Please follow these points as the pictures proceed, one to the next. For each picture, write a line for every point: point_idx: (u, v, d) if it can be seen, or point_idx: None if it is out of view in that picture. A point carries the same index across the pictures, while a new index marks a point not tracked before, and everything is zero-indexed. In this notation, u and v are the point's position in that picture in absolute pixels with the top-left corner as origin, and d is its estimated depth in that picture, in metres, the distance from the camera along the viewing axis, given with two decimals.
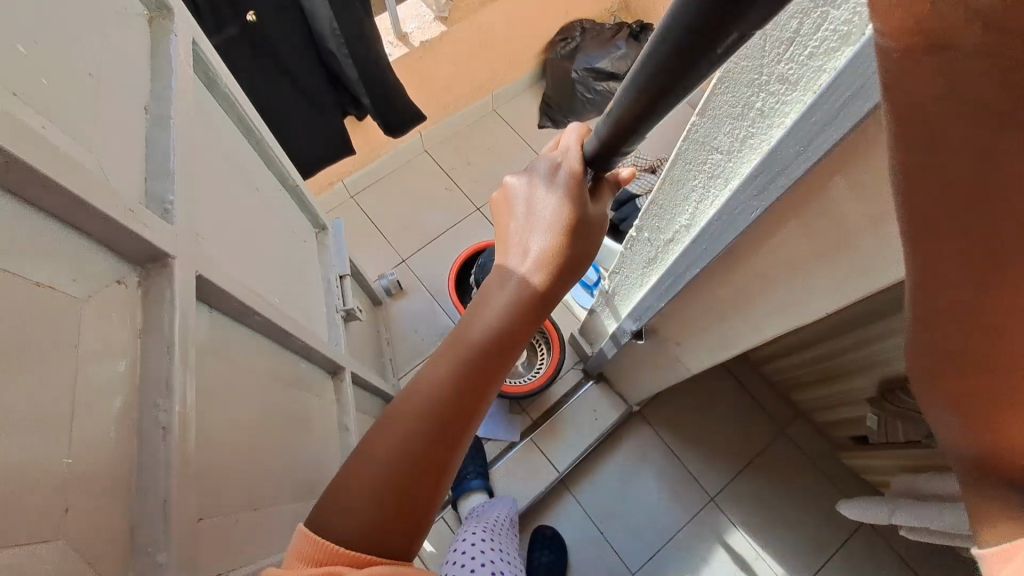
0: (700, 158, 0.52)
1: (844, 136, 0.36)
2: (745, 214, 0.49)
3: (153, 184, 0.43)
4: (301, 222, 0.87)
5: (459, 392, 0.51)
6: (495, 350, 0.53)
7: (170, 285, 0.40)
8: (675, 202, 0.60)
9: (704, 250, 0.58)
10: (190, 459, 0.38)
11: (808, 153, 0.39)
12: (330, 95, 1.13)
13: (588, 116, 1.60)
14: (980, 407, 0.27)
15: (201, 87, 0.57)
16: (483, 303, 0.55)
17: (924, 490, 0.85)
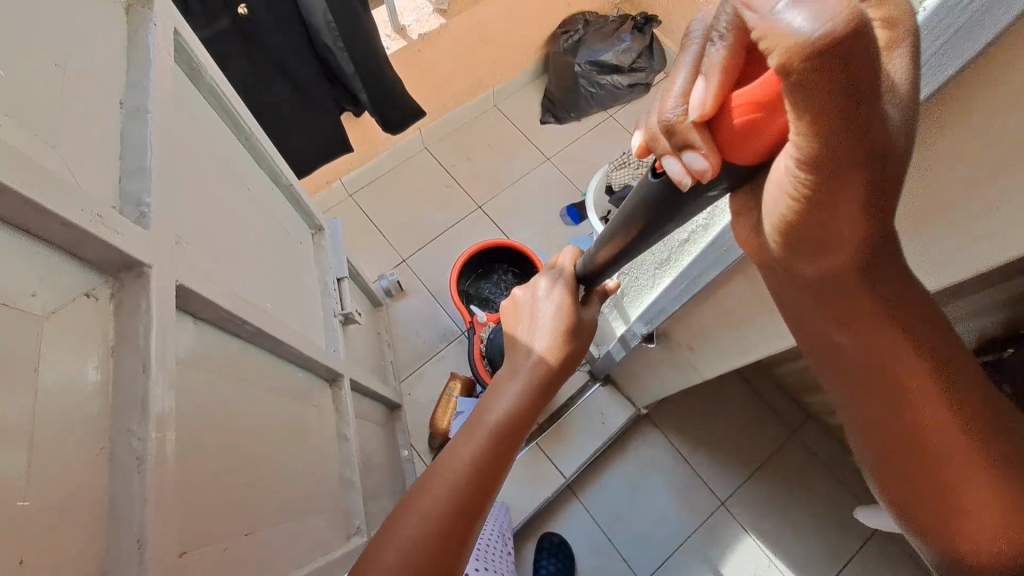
0: None
1: None
2: None
3: (129, 184, 0.40)
4: (296, 222, 0.83)
5: (485, 467, 0.53)
6: (514, 430, 0.56)
7: (145, 297, 0.36)
8: None
9: (722, 253, 0.54)
10: (169, 491, 0.34)
11: None
12: (326, 90, 1.10)
13: (591, 110, 1.60)
14: (930, 498, 0.38)
15: (184, 81, 0.53)
16: (499, 388, 0.58)
17: None
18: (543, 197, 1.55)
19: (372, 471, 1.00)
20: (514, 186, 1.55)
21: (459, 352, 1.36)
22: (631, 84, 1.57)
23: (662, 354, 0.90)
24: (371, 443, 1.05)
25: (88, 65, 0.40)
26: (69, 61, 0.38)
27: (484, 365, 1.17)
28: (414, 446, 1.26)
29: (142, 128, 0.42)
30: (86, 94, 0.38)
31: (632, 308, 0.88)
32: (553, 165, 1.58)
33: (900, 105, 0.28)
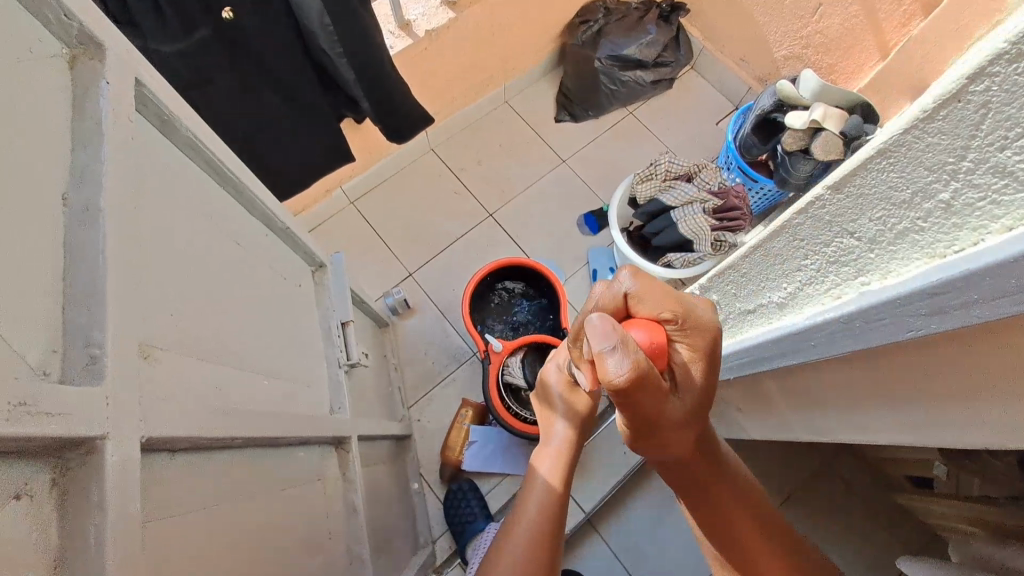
0: (821, 237, 0.39)
1: None
2: (885, 330, 0.36)
3: (76, 314, 0.30)
4: (294, 264, 0.73)
5: (545, 542, 0.65)
6: (557, 507, 0.68)
7: (100, 483, 0.27)
8: (771, 274, 0.48)
9: (808, 347, 0.45)
10: None
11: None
12: (324, 98, 0.98)
13: (611, 109, 1.48)
14: None
15: (151, 139, 0.43)
16: (536, 469, 0.73)
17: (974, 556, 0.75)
18: (558, 203, 1.44)
19: (382, 520, 0.93)
20: (527, 191, 1.45)
21: (470, 375, 1.28)
22: (654, 80, 1.46)
23: None
24: (381, 486, 0.98)
25: (14, 156, 0.30)
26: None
27: (501, 398, 1.09)
28: (424, 476, 1.20)
29: (91, 231, 0.32)
30: (11, 199, 0.29)
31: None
32: (569, 168, 1.47)
33: (690, 392, 0.48)
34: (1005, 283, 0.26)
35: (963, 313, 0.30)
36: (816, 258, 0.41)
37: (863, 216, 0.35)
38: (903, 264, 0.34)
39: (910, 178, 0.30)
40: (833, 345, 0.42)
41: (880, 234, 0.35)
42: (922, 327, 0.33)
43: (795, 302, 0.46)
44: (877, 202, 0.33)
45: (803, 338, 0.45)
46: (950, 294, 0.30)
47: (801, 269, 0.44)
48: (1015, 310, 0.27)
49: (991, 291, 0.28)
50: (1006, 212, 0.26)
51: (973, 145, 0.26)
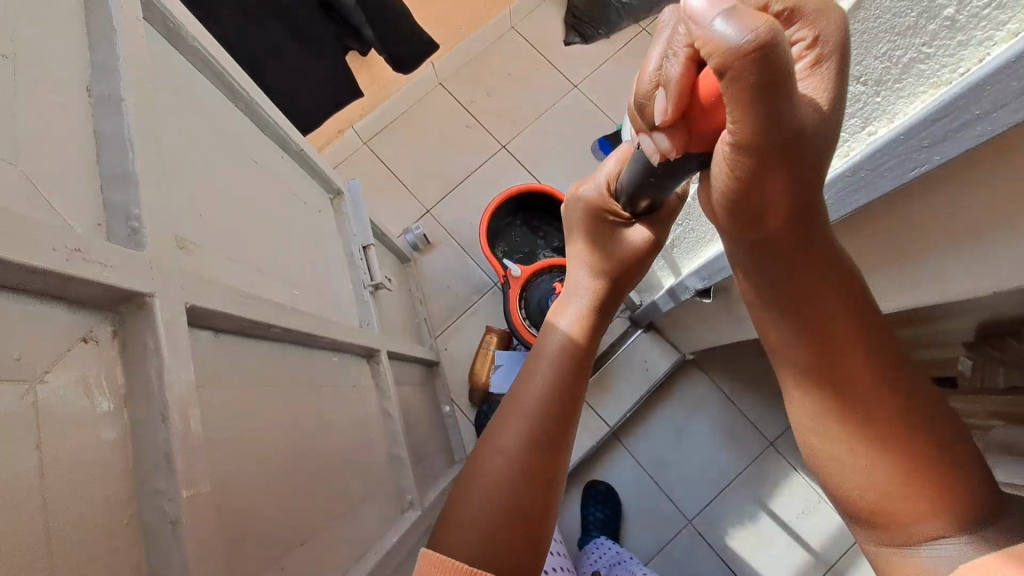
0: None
1: (1018, 121, 0.27)
2: (898, 172, 0.35)
3: (113, 196, 0.33)
4: (311, 189, 0.76)
5: (566, 386, 0.51)
6: (583, 352, 0.53)
7: (151, 332, 0.31)
8: (839, 111, 0.39)
9: (928, 149, 0.32)
10: (210, 523, 0.32)
11: (908, 132, 0.33)
12: (327, 27, 0.96)
13: (623, 26, 1.42)
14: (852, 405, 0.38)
15: (160, 42, 0.45)
16: (568, 296, 0.57)
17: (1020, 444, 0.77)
18: (570, 130, 1.42)
19: (417, 437, 0.99)
20: (539, 121, 1.42)
21: (493, 304, 1.31)
22: None
23: (718, 308, 0.83)
24: (415, 407, 1.04)
25: (26, 49, 0.31)
26: (12, 58, 0.29)
27: (521, 319, 1.10)
28: (456, 402, 1.26)
29: (115, 120, 0.34)
30: (25, 83, 0.30)
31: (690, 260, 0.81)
32: (581, 93, 1.43)
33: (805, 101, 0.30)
34: (1009, 84, 0.26)
35: (890, 168, 0.36)
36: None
37: (877, 46, 0.33)
38: (908, 101, 0.33)
39: None
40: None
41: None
42: (927, 162, 0.33)
43: (929, 78, 0.31)
44: None
45: (869, 168, 0.37)
46: (952, 116, 0.30)
47: (971, 40, 0.28)
48: (969, 143, 0.30)
49: (992, 100, 0.28)
50: (1013, 12, 0.26)
51: None
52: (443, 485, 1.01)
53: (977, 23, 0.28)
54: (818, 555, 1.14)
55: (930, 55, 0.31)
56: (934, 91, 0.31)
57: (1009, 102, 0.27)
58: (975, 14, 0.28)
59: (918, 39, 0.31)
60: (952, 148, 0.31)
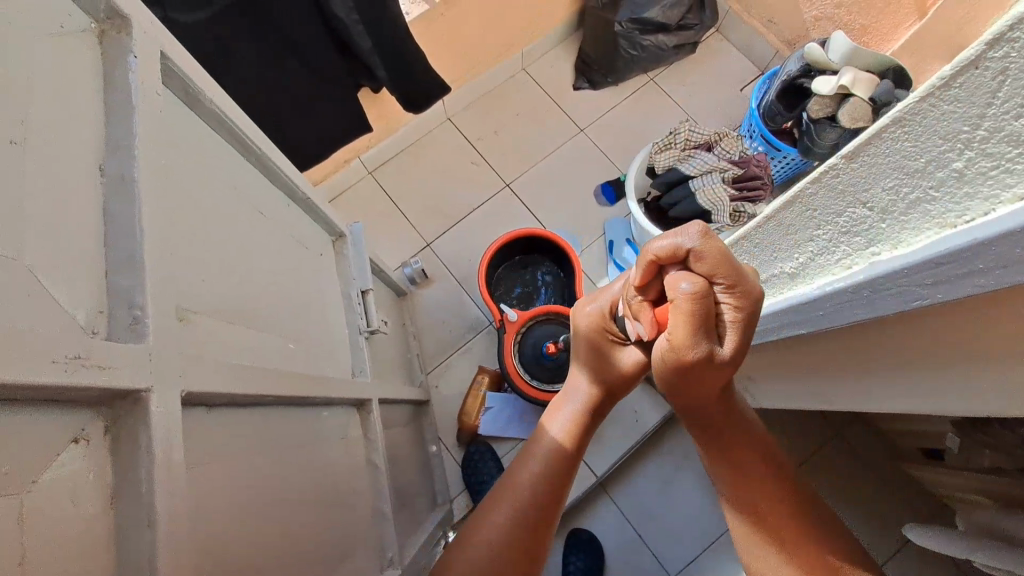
0: (1003, 162, 0.27)
1: (1011, 281, 0.28)
2: (900, 298, 0.36)
3: (119, 281, 0.33)
4: (314, 233, 0.75)
5: (553, 480, 0.55)
6: (572, 456, 0.57)
7: (146, 430, 0.30)
8: (841, 231, 0.40)
9: (927, 286, 0.33)
10: None
11: (903, 269, 0.34)
12: (342, 67, 0.97)
13: (630, 75, 1.45)
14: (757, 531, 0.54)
15: (176, 107, 0.45)
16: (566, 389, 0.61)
17: (1004, 530, 0.79)
18: (574, 173, 1.43)
19: (401, 480, 0.97)
20: (544, 161, 1.44)
21: (486, 343, 1.30)
22: (676, 45, 1.42)
23: None
24: (402, 448, 1.03)
25: (42, 137, 0.30)
26: (22, 145, 0.29)
27: (515, 364, 1.09)
28: (443, 440, 1.25)
29: (126, 203, 0.34)
30: (39, 173, 0.30)
31: None
32: (586, 138, 1.46)
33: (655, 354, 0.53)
34: (1015, 250, 0.27)
35: (894, 296, 0.36)
36: (796, 251, 0.46)
37: (883, 182, 0.34)
38: (915, 234, 0.34)
39: (974, 114, 0.27)
40: (789, 326, 0.51)
41: (825, 243, 0.42)
42: (929, 295, 0.34)
43: (931, 220, 0.32)
44: (830, 215, 0.40)
45: (867, 289, 0.38)
46: (955, 262, 0.30)
47: (971, 198, 0.29)
48: (966, 289, 0.31)
49: (995, 259, 0.28)
50: (1018, 181, 0.26)
51: (926, 149, 0.31)
52: (424, 531, 0.99)
53: (976, 183, 0.29)
54: None
55: (929, 204, 0.32)
56: (932, 235, 0.32)
57: (1004, 263, 0.28)
58: (974, 174, 0.29)
59: (920, 184, 0.32)
60: (954, 290, 0.32)
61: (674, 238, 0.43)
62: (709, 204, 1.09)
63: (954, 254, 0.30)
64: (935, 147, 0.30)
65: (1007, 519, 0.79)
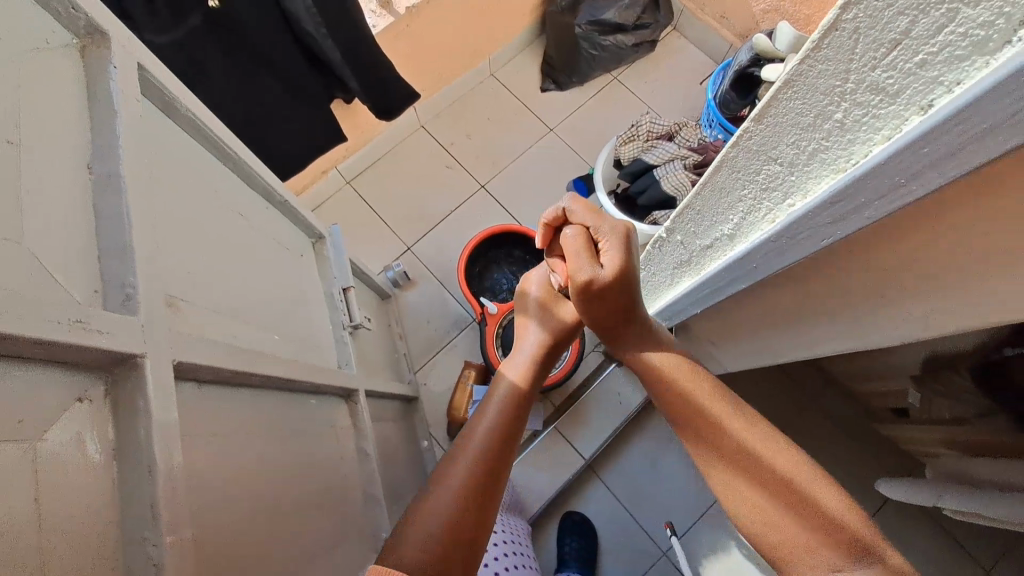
0: (870, 108, 0.32)
1: (893, 207, 0.33)
2: (814, 239, 0.41)
3: (110, 264, 0.36)
4: (294, 235, 0.79)
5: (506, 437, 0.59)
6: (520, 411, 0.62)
7: (142, 391, 0.34)
8: (762, 187, 0.45)
9: (833, 224, 0.38)
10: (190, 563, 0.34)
11: (812, 212, 0.39)
12: (313, 79, 1.01)
13: (594, 75, 1.51)
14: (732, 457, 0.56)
15: (154, 113, 0.48)
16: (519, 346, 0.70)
17: (978, 477, 0.83)
18: (546, 171, 1.48)
19: (393, 472, 1.00)
20: (517, 162, 1.49)
21: (471, 339, 1.34)
22: (635, 44, 1.49)
23: (683, 344, 0.88)
24: (393, 443, 1.06)
25: (36, 140, 0.34)
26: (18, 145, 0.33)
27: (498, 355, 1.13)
28: (434, 436, 1.28)
29: (114, 195, 0.38)
30: (36, 169, 0.33)
31: (650, 300, 0.85)
32: (556, 137, 1.51)
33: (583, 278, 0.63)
34: (889, 181, 0.32)
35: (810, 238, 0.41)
36: (730, 213, 0.51)
37: (785, 139, 0.39)
38: (816, 182, 0.38)
39: (841, 70, 0.32)
40: (734, 282, 0.55)
41: (752, 201, 0.47)
42: (835, 233, 0.39)
43: (826, 167, 0.37)
44: (750, 174, 0.45)
45: (789, 235, 0.43)
46: (847, 200, 0.35)
47: (853, 142, 0.34)
48: (862, 221, 0.36)
49: (876, 191, 0.33)
50: (884, 124, 0.32)
51: (814, 105, 0.35)
52: None
53: (854, 130, 0.34)
54: None
55: (823, 153, 0.37)
56: (829, 180, 0.37)
57: (886, 193, 0.33)
58: (852, 121, 0.33)
59: (813, 137, 0.37)
60: (853, 224, 0.37)
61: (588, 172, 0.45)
62: (673, 190, 1.14)
63: (847, 193, 0.35)
64: (819, 103, 0.35)
65: (975, 465, 0.84)
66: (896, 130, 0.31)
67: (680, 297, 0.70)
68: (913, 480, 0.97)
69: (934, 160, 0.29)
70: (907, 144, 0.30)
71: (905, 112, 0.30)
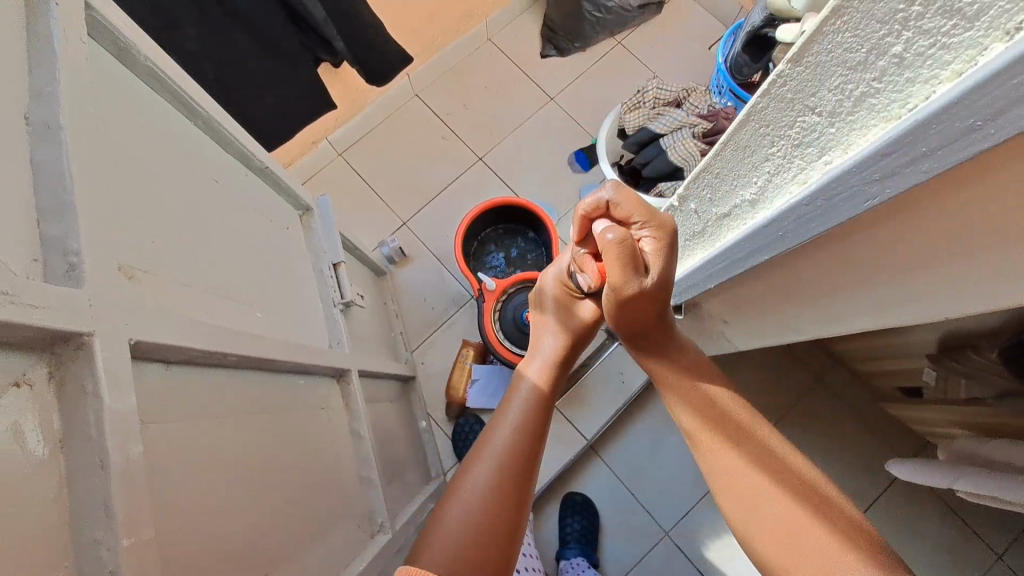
0: (938, 38, 0.27)
1: (955, 159, 0.29)
2: (854, 200, 0.36)
3: (51, 229, 0.32)
4: (278, 206, 0.74)
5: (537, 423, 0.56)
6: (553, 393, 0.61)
7: (92, 375, 0.30)
8: (796, 143, 0.39)
9: (879, 182, 0.33)
10: (153, 569, 0.31)
11: (854, 169, 0.34)
12: (297, 40, 0.94)
13: (596, 39, 1.44)
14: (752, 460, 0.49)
15: (108, 63, 0.43)
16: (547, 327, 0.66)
17: (990, 458, 0.81)
18: (547, 142, 1.42)
19: (390, 453, 0.97)
20: (516, 132, 1.42)
21: (468, 317, 1.30)
22: (642, 6, 1.41)
23: (691, 321, 0.84)
24: (390, 424, 1.02)
25: None
26: None
27: (496, 333, 1.09)
28: (432, 416, 1.25)
29: (55, 150, 0.33)
30: None
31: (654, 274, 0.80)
32: (557, 106, 1.44)
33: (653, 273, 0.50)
34: (953, 126, 0.27)
35: (850, 199, 0.36)
36: (755, 175, 0.46)
37: (828, 83, 0.34)
38: (861, 133, 0.34)
39: None
40: (755, 251, 0.51)
41: (781, 159, 0.42)
42: (879, 192, 0.34)
43: (876, 115, 0.32)
44: (782, 127, 0.40)
45: (824, 196, 0.38)
46: (901, 151, 0.31)
47: (913, 82, 0.29)
48: (915, 178, 0.31)
49: (937, 140, 0.28)
50: (954, 57, 0.26)
51: (867, 39, 0.30)
52: (416, 502, 0.99)
53: (915, 67, 0.29)
54: None
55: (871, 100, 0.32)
56: (878, 130, 0.32)
57: (952, 141, 0.28)
58: (913, 55, 0.28)
59: (864, 78, 0.32)
60: (903, 181, 0.32)
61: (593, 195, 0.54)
62: (681, 160, 1.08)
63: (904, 143, 0.30)
64: (875, 36, 0.30)
65: (989, 445, 0.82)
66: (969, 64, 0.26)
67: (692, 271, 0.65)
68: (919, 460, 0.95)
69: (1014, 99, 0.24)
70: (983, 78, 0.25)
71: (982, 40, 0.25)
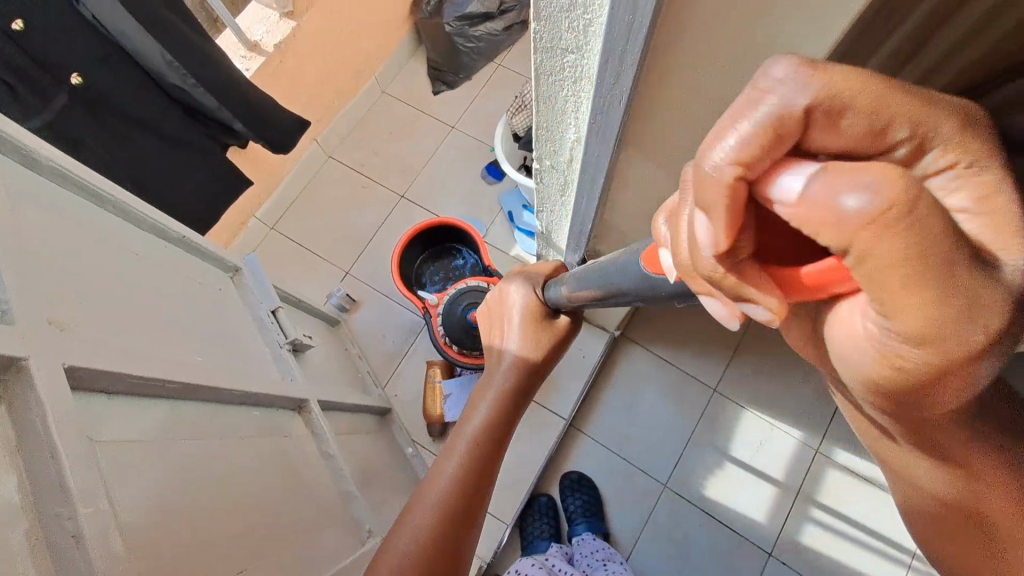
0: None
1: (640, 51, 0.38)
2: (616, 106, 0.45)
3: None
4: (205, 271, 0.81)
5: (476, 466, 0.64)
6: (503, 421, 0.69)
7: (31, 388, 0.36)
8: (574, 80, 0.49)
9: (619, 84, 0.43)
10: (118, 540, 0.37)
11: (600, 83, 0.43)
12: (196, 129, 1.04)
13: (478, 65, 1.58)
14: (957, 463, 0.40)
15: (12, 167, 0.51)
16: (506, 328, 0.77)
17: None
18: (459, 164, 1.53)
19: (380, 477, 1.02)
20: (429, 165, 1.54)
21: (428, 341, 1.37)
22: (506, 28, 1.53)
23: None
24: (372, 451, 1.07)
25: None
26: None
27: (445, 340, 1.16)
28: (417, 440, 1.29)
29: None
30: None
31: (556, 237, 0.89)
32: (460, 131, 1.56)
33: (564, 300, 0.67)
34: (621, 25, 0.36)
35: (614, 107, 0.46)
36: (569, 114, 0.55)
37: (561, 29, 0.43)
38: (593, 57, 0.43)
39: None
40: (599, 178, 0.60)
41: (574, 96, 0.51)
42: (623, 93, 0.43)
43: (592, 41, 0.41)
44: (560, 70, 0.49)
45: (602, 111, 0.47)
46: (612, 58, 0.40)
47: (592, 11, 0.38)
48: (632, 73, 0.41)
49: (622, 41, 0.38)
50: None
51: None
52: None
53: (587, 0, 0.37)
54: (784, 484, 1.21)
55: (585, 32, 0.41)
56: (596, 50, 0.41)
57: (632, 37, 0.37)
58: None
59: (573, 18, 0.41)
60: (630, 78, 0.41)
61: (749, 120, 0.22)
62: None
63: (611, 52, 0.39)
64: None
65: None
66: None
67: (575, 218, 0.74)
68: None
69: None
70: None
71: None
